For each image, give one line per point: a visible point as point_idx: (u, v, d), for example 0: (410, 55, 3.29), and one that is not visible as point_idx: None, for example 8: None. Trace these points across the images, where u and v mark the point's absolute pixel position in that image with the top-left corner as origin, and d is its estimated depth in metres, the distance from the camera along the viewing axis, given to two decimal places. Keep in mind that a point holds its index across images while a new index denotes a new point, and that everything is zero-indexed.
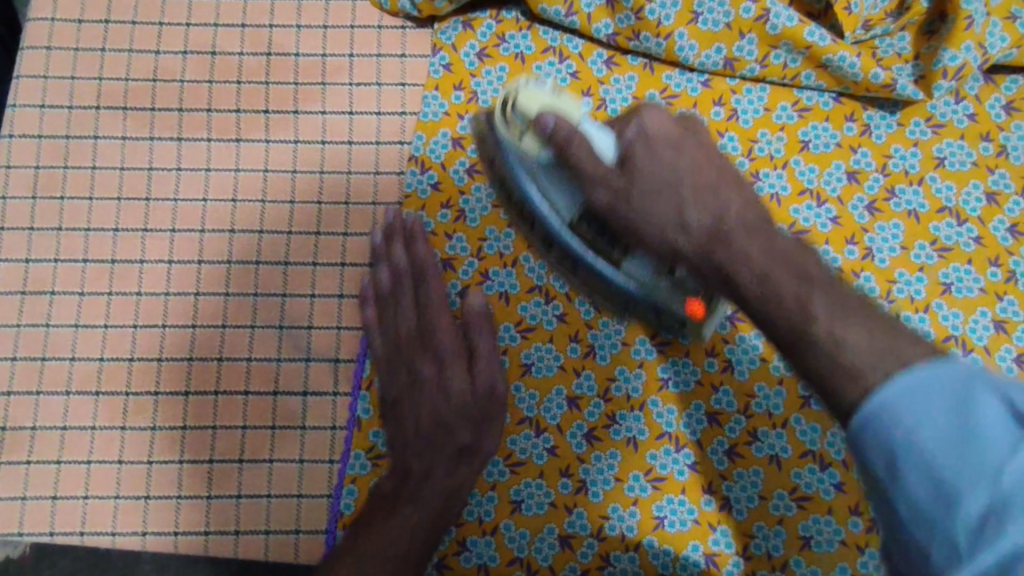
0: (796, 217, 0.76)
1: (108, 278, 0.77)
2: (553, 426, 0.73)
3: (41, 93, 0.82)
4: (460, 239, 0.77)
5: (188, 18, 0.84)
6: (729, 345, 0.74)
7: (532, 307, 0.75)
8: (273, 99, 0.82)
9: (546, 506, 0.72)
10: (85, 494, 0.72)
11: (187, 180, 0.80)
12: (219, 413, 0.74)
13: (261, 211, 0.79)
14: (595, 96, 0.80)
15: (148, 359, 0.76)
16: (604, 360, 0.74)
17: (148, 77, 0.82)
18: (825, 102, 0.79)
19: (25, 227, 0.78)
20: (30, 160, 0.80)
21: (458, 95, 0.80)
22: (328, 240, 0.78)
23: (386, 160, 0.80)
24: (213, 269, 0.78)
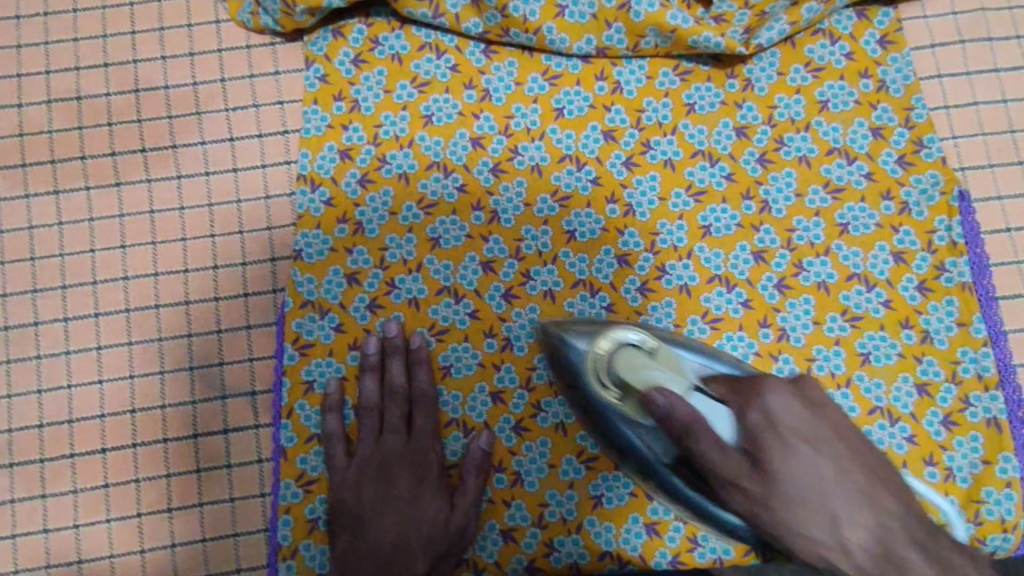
0: (691, 180, 0.77)
1: (11, 343, 0.76)
2: (480, 423, 0.74)
3: None
4: (361, 252, 0.75)
5: (46, 65, 0.80)
6: (642, 316, 0.74)
7: (443, 309, 0.75)
8: (148, 136, 0.79)
9: (485, 502, 0.73)
10: (14, 568, 0.72)
11: (73, 233, 0.77)
12: (140, 465, 0.74)
13: (153, 254, 0.77)
14: (477, 87, 0.79)
15: (60, 423, 0.75)
16: (522, 351, 0.74)
17: (15, 132, 0.79)
18: (704, 62, 0.79)
19: None
20: None
21: (338, 106, 0.78)
22: (227, 275, 0.77)
23: (275, 182, 0.79)
24: (112, 319, 0.76)
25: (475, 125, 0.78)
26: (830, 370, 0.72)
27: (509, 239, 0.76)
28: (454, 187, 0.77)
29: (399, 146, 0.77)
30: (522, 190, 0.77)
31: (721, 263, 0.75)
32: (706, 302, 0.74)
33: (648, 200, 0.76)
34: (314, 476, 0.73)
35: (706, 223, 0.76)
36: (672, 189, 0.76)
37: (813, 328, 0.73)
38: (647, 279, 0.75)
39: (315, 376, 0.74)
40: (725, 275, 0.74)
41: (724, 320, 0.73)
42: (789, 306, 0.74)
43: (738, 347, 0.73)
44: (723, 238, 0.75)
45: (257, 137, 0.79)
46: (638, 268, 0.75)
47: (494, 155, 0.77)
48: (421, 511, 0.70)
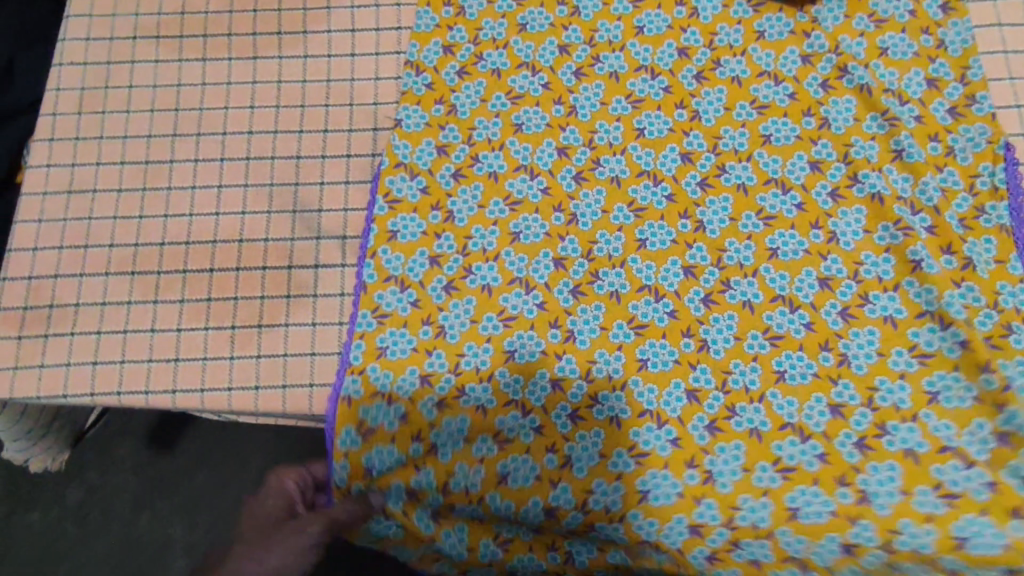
0: (889, 106, 0.79)
1: (241, 173, 0.81)
2: (672, 293, 0.75)
3: (179, 26, 0.88)
4: (572, 131, 0.81)
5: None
6: (832, 219, 0.76)
7: (642, 190, 0.79)
8: (382, 19, 0.88)
9: (670, 364, 0.73)
10: (204, 355, 0.73)
11: (313, 90, 0.85)
12: (320, 283, 0.77)
13: (374, 113, 0.84)
14: (688, 5, 0.85)
15: (255, 240, 0.79)
16: (714, 234, 0.76)
17: (274, 7, 0.89)
18: (901, 14, 0.83)
19: (168, 134, 0.83)
20: (172, 79, 0.86)
21: (561, 10, 0.86)
22: (428, 135, 0.82)
23: (492, 65, 0.84)
24: (334, 161, 0.82)
25: (683, 37, 0.84)
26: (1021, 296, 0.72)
27: (708, 136, 0.80)
28: (660, 88, 0.82)
29: (612, 49, 0.84)
30: (722, 97, 0.81)
31: (909, 188, 0.77)
32: (899, 213, 0.76)
33: (845, 116, 0.79)
34: (515, 313, 0.75)
35: (899, 147, 0.78)
36: (867, 112, 0.80)
37: (996, 265, 0.74)
38: (839, 186, 0.77)
39: (522, 229, 0.78)
40: (912, 199, 0.77)
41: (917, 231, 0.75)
42: (977, 239, 0.75)
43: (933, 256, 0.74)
44: (915, 162, 0.77)
45: (469, 23, 0.86)
46: (830, 176, 0.78)
47: (699, 64, 0.83)
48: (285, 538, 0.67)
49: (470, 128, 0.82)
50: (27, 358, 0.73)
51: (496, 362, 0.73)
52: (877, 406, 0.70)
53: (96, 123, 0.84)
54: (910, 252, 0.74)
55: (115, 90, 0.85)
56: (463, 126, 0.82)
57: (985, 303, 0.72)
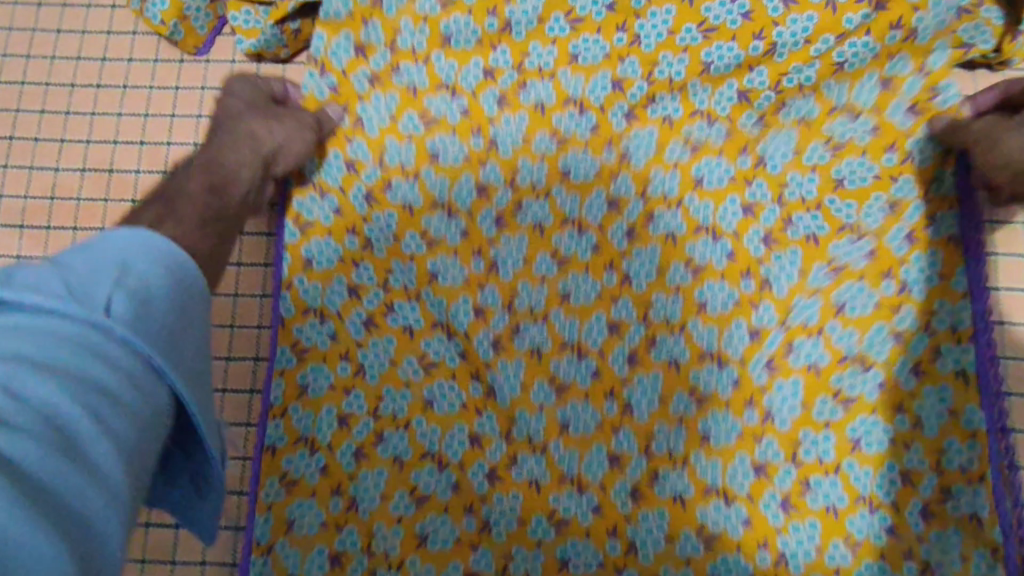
0: (835, 256, 0.73)
1: None
2: (597, 484, 0.70)
3: (41, 98, 0.81)
4: (491, 291, 0.73)
5: (151, 79, 0.82)
6: (767, 396, 0.71)
7: (566, 365, 0.72)
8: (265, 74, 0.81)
9: (591, 565, 0.69)
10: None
11: None
12: None
13: (240, 241, 0.77)
14: (618, 148, 0.76)
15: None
16: (644, 418, 0.71)
17: (147, 84, 0.82)
18: (862, 135, 0.74)
19: (43, 227, 0.79)
20: (52, 161, 0.80)
21: (476, 141, 0.76)
22: (298, 271, 0.72)
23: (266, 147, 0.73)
24: (221, 331, 0.75)
25: (614, 184, 0.75)
26: (960, 463, 0.68)
27: (638, 305, 0.73)
28: (588, 246, 0.74)
29: (537, 195, 0.75)
30: (655, 257, 0.74)
31: (853, 344, 0.71)
32: (837, 383, 0.71)
33: (788, 273, 0.72)
34: (427, 497, 0.70)
35: (842, 300, 0.72)
36: (813, 264, 0.73)
37: (948, 417, 0.69)
38: (774, 355, 0.72)
39: (436, 396, 0.71)
40: (859, 355, 0.71)
41: (857, 402, 0.70)
42: (925, 393, 0.70)
43: (872, 432, 0.70)
44: (859, 318, 0.71)
45: (369, 138, 0.75)
46: (768, 344, 0.72)
47: (631, 219, 0.74)
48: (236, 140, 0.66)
49: (386, 271, 0.73)
50: None
51: (408, 549, 0.69)
52: None
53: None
54: (849, 428, 0.70)
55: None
56: (379, 266, 0.73)
57: (927, 467, 0.69)
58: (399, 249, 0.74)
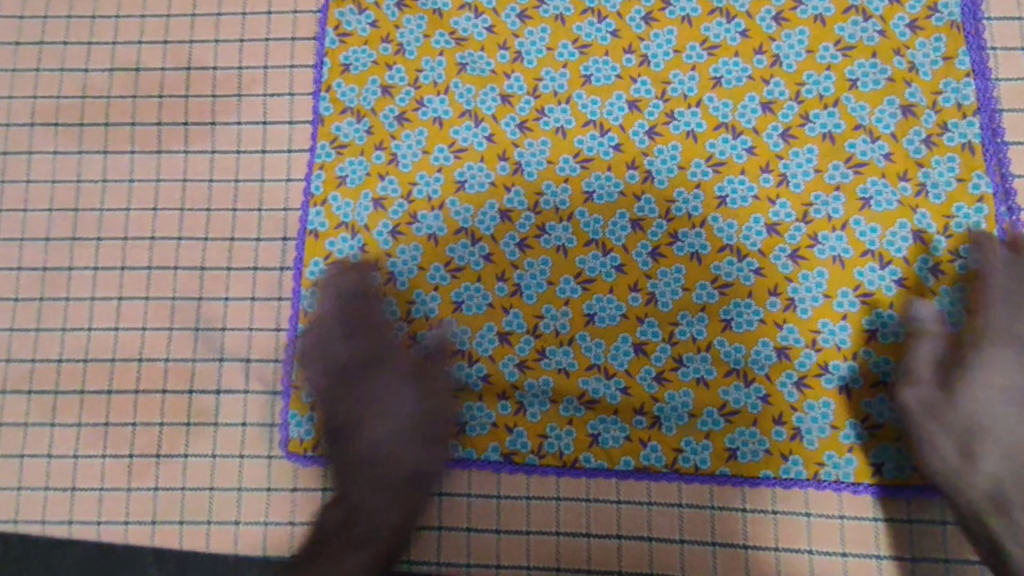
0: (852, 152, 0.76)
1: (175, 224, 0.81)
2: (623, 370, 0.74)
3: (88, 31, 0.87)
4: (518, 193, 0.78)
5: (194, 9, 0.86)
6: (792, 285, 0.74)
7: (590, 260, 0.76)
8: (301, 0, 0.86)
9: (621, 440, 0.73)
10: (130, 452, 0.76)
11: (222, 105, 0.84)
12: (253, 347, 0.78)
13: (288, 160, 0.82)
14: (637, 52, 0.80)
15: (160, 328, 0.79)
16: (666, 307, 0.74)
17: (188, 12, 0.86)
18: (869, 38, 0.78)
19: (99, 150, 0.84)
20: (102, 90, 0.85)
21: (502, 55, 0.81)
22: (333, 189, 0.80)
23: (299, 138, 0.83)
24: (271, 244, 0.80)
25: (633, 88, 0.79)
26: None
27: (660, 200, 0.76)
28: (610, 145, 0.78)
29: (558, 100, 0.80)
30: (676, 154, 0.77)
31: (876, 238, 0.74)
32: (859, 277, 0.74)
33: (804, 171, 0.76)
34: (463, 386, 0.75)
35: (865, 196, 0.75)
36: (830, 162, 0.76)
37: None
38: (798, 247, 0.75)
39: (464, 298, 0.77)
40: (880, 252, 0.74)
41: (877, 296, 0.73)
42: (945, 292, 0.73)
43: (889, 325, 0.73)
44: (882, 213, 0.75)
45: (408, 62, 0.82)
46: (789, 238, 0.75)
47: (651, 118, 0.78)
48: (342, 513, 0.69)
49: (411, 183, 0.80)
50: (30, 479, 0.77)
51: None
52: (809, 512, 0.71)
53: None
54: (867, 321, 0.73)
55: (15, 157, 0.84)
56: (403, 179, 0.80)
57: None
58: (432, 157, 0.80)
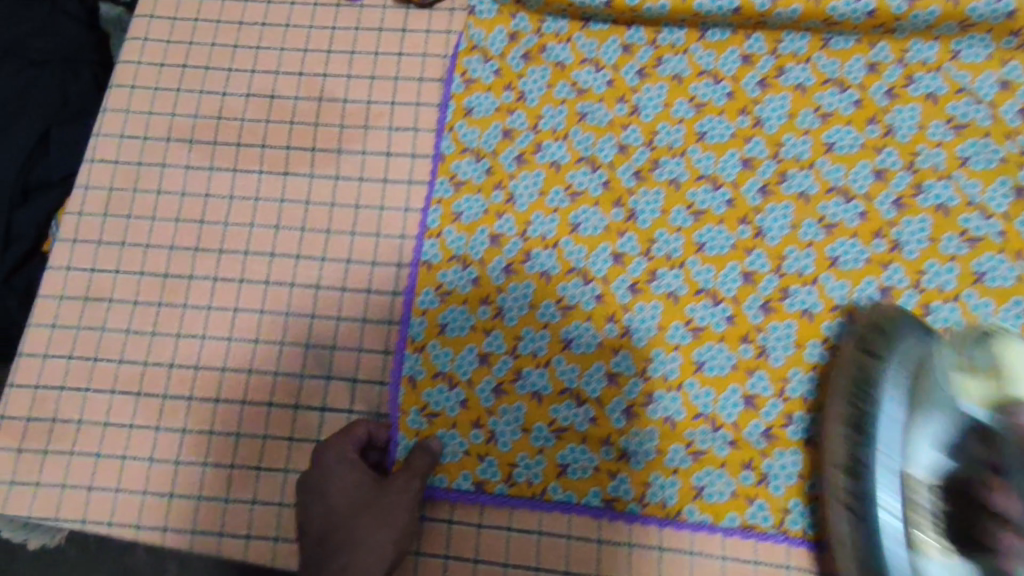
0: (965, 227, 0.77)
1: (295, 244, 0.84)
2: (730, 423, 0.74)
3: (230, 58, 0.93)
4: (630, 238, 0.81)
5: (330, 46, 0.92)
6: None
7: (701, 309, 0.77)
8: (432, 45, 0.91)
9: (727, 493, 0.72)
10: (231, 463, 0.77)
11: (350, 134, 0.89)
12: (360, 368, 0.79)
13: (407, 192, 0.86)
14: (751, 114, 0.83)
15: (270, 342, 0.81)
16: (778, 362, 0.75)
17: (324, 49, 0.93)
18: (981, 118, 0.80)
19: (229, 168, 0.88)
20: (237, 113, 0.91)
21: (621, 107, 0.85)
22: (449, 224, 0.83)
23: (420, 171, 0.87)
24: (385, 269, 0.82)
25: (747, 147, 0.82)
26: None
27: (772, 256, 0.78)
28: (722, 200, 0.81)
29: (672, 153, 0.83)
30: (788, 214, 0.79)
31: (990, 313, 0.74)
32: None
33: (919, 239, 0.76)
34: (565, 425, 0.75)
35: (980, 270, 0.75)
36: (943, 233, 0.77)
37: None
38: (912, 315, 0.75)
39: (573, 335, 0.78)
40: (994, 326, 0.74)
41: None
42: None
43: None
44: (996, 288, 0.75)
45: (529, 109, 0.87)
46: (902, 304, 0.75)
47: (764, 176, 0.81)
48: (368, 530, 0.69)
49: (526, 222, 0.83)
50: (130, 481, 0.78)
51: (550, 476, 0.73)
52: None
53: (127, 201, 0.88)
54: None
55: (151, 169, 0.89)
56: (520, 218, 0.83)
57: None
58: (547, 199, 0.83)
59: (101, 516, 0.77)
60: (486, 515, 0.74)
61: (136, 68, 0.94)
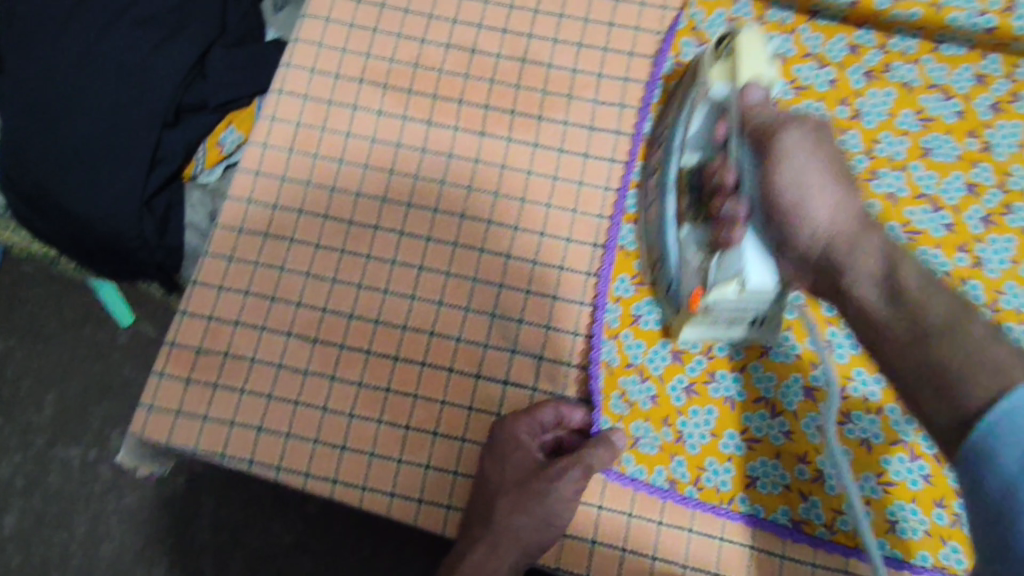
0: None
1: (487, 208, 0.82)
2: (929, 454, 0.72)
3: (432, 5, 0.90)
4: None
5: (537, 5, 0.89)
6: None
7: None
8: (645, 19, 0.88)
9: (920, 532, 0.71)
10: (406, 425, 0.76)
11: (551, 102, 0.86)
12: (548, 346, 0.77)
13: (608, 170, 0.83)
14: (980, 138, 0.81)
15: (456, 306, 0.79)
16: None
17: (531, 7, 0.89)
18: None
19: (423, 120, 0.85)
20: (436, 64, 0.87)
21: (842, 110, 0.82)
22: (648, 210, 0.81)
23: (622, 150, 0.84)
24: (579, 247, 0.80)
25: (973, 171, 0.80)
26: None
27: (987, 289, 0.76)
28: (942, 224, 0.78)
29: (893, 166, 0.80)
30: (1010, 247, 0.77)
31: None
32: None
33: None
34: (759, 435, 0.73)
35: None
36: None
37: None
38: None
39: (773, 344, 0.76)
40: None
41: None
42: None
43: None
44: None
45: None
46: None
47: (988, 206, 0.79)
48: (507, 516, 0.68)
49: None
50: (302, 429, 0.76)
51: (739, 486, 0.72)
52: None
53: (314, 139, 0.85)
54: None
55: (339, 108, 0.86)
56: None
57: None
58: None
59: (270, 460, 0.75)
60: (668, 514, 0.71)
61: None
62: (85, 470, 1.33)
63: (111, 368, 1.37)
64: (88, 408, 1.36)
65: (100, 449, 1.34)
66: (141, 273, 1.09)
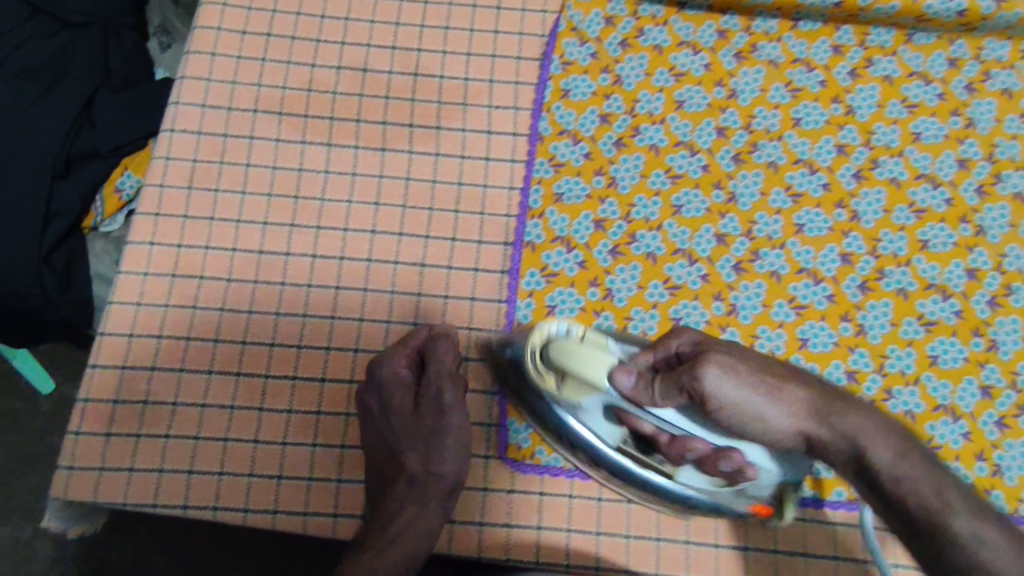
0: None
1: (397, 221, 0.83)
2: None
3: (318, 29, 0.90)
4: (732, 219, 0.84)
5: (422, 21, 0.92)
6: (991, 328, 0.79)
7: (803, 288, 0.81)
8: (527, 24, 0.92)
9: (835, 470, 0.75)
10: (342, 443, 0.76)
11: (448, 111, 0.88)
12: (472, 347, 0.80)
13: (511, 171, 0.86)
14: (843, 103, 0.88)
15: (378, 320, 0.80)
16: (876, 340, 0.79)
17: (416, 23, 0.91)
18: None
19: (323, 142, 0.86)
20: (329, 86, 0.88)
21: (719, 91, 0.89)
22: (550, 204, 0.84)
23: (521, 150, 0.87)
24: (491, 248, 0.83)
25: (840, 134, 0.87)
26: None
27: (867, 238, 0.83)
28: (819, 184, 0.85)
29: (770, 137, 0.87)
30: (881, 198, 0.84)
31: None
32: None
33: (1000, 225, 0.83)
34: None
35: None
36: (1021, 220, 0.83)
37: None
38: (996, 294, 0.81)
39: (683, 315, 0.80)
40: None
41: None
42: None
43: None
44: None
45: (626, 92, 0.88)
46: (987, 284, 0.81)
47: (857, 163, 0.86)
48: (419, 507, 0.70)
49: (629, 205, 0.84)
50: (234, 464, 0.75)
51: None
52: None
53: (214, 174, 0.84)
54: None
55: (236, 141, 0.86)
56: (623, 201, 0.84)
57: None
58: (648, 180, 0.85)
59: (205, 501, 0.74)
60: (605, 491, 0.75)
61: (214, 33, 0.90)
62: (19, 548, 1.22)
63: (34, 437, 1.26)
64: (17, 479, 1.24)
65: (31, 522, 1.22)
66: (49, 333, 1.05)
